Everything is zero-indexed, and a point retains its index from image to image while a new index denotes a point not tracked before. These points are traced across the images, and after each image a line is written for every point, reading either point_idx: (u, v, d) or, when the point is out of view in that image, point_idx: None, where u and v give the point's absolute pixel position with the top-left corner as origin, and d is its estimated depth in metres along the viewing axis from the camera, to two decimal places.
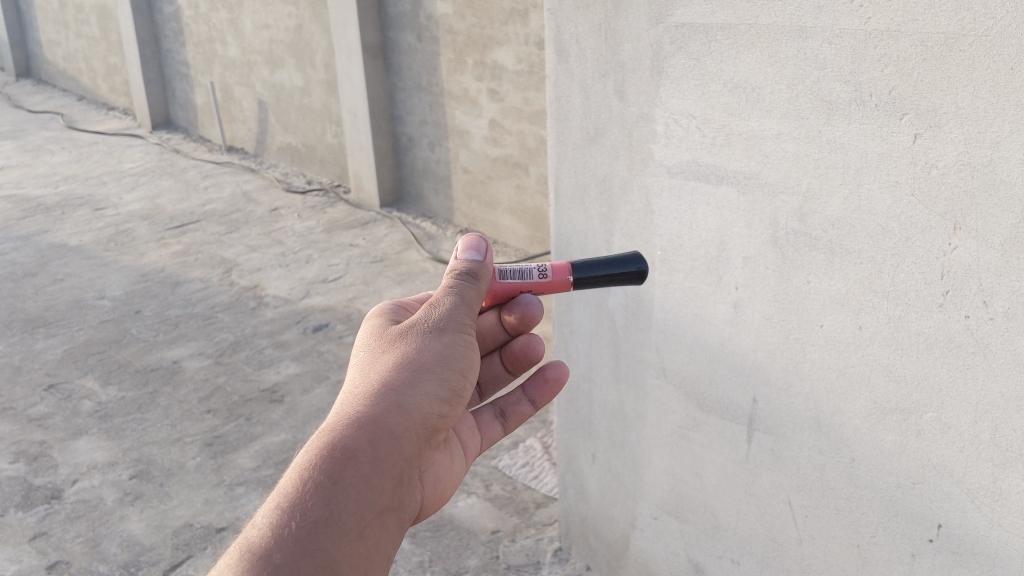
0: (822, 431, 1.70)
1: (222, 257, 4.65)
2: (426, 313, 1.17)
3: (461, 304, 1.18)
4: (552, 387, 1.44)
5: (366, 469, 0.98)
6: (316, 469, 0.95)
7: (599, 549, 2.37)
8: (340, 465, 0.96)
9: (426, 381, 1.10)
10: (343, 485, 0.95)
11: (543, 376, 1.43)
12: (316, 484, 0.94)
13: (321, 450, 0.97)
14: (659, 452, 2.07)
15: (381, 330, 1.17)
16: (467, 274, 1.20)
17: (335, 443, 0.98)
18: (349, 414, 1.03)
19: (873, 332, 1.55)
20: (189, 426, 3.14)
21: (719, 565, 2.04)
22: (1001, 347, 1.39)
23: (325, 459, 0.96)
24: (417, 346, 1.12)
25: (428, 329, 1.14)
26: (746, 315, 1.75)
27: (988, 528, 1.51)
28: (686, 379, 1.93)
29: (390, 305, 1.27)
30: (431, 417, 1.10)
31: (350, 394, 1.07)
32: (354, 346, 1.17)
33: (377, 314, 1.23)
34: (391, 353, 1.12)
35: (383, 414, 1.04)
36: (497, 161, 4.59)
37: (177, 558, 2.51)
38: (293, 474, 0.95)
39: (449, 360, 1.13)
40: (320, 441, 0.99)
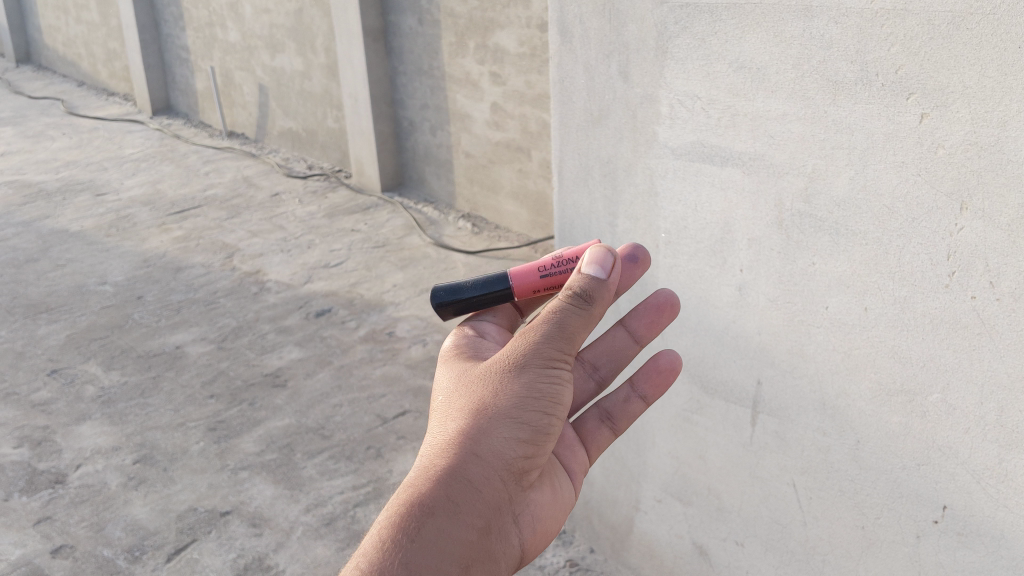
0: (827, 412, 1.70)
1: (223, 243, 4.64)
2: (511, 351, 1.20)
3: (551, 339, 1.19)
4: (663, 378, 1.46)
5: (441, 522, 1.07)
6: (398, 528, 1.05)
7: (603, 532, 2.37)
8: (419, 521, 1.06)
9: (506, 425, 1.16)
10: (421, 539, 1.05)
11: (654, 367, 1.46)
12: (396, 537, 1.04)
13: (401, 506, 1.07)
14: (662, 435, 2.07)
15: (467, 372, 1.24)
16: (572, 301, 1.19)
17: (414, 500, 1.08)
18: (428, 467, 1.12)
19: (879, 314, 1.54)
20: (193, 411, 3.14)
21: (723, 548, 2.04)
22: (1009, 327, 1.39)
23: (403, 515, 1.06)
24: (499, 390, 1.18)
25: (512, 367, 1.18)
26: (751, 297, 1.74)
27: (994, 509, 1.51)
28: (690, 362, 1.93)
29: (468, 341, 1.34)
30: (513, 461, 1.16)
31: (433, 444, 1.16)
32: (440, 388, 1.26)
33: (456, 352, 1.32)
34: (472, 397, 1.19)
35: (460, 464, 1.12)
36: (499, 145, 4.58)
37: (181, 542, 2.52)
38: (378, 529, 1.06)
39: (534, 401, 1.17)
40: (402, 495, 1.09)
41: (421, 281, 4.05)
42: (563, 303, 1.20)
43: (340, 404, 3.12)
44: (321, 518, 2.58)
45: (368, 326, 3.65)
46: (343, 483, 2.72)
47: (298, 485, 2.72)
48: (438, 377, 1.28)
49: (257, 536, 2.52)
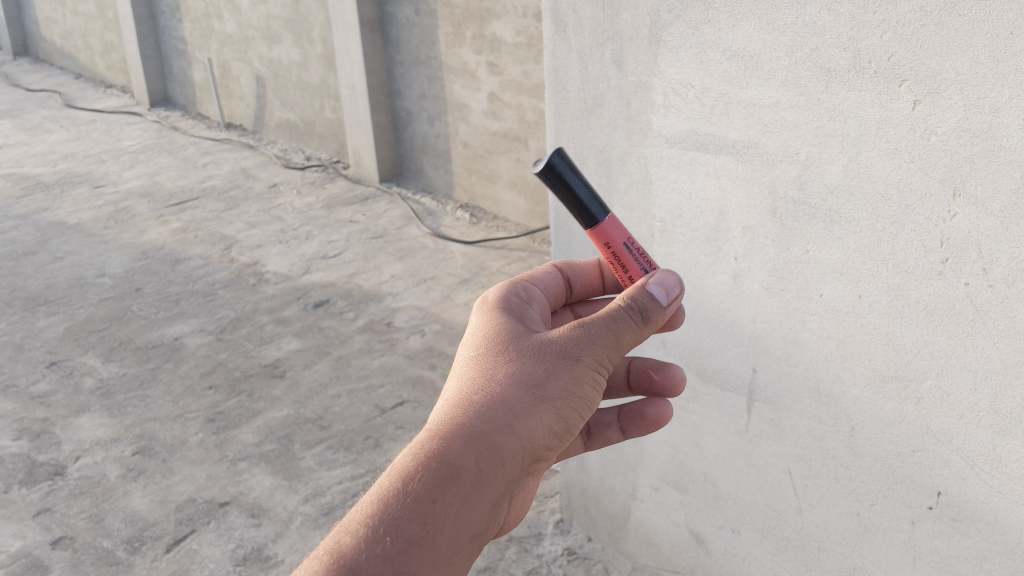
0: (821, 400, 1.70)
1: (221, 234, 4.64)
2: (568, 332, 1.06)
3: (611, 342, 1.06)
4: (647, 427, 1.35)
5: (465, 496, 0.92)
6: (420, 481, 0.90)
7: (601, 520, 2.37)
8: (444, 484, 0.91)
9: (549, 412, 1.02)
10: (441, 509, 0.90)
11: (640, 416, 1.34)
12: (415, 499, 0.89)
13: (426, 463, 0.92)
14: (659, 423, 2.07)
15: (511, 330, 1.08)
16: (635, 312, 1.07)
17: (441, 456, 0.93)
18: (459, 423, 0.97)
19: (873, 301, 1.55)
20: (192, 402, 3.14)
21: (720, 535, 2.04)
22: (1001, 314, 1.39)
23: (428, 475, 0.91)
24: (548, 367, 1.03)
25: (564, 352, 1.04)
26: (746, 285, 1.75)
27: (987, 495, 1.51)
28: (686, 350, 1.93)
29: (511, 295, 1.18)
30: (539, 450, 1.02)
31: (465, 397, 1.00)
32: (477, 333, 1.09)
33: (496, 300, 1.15)
34: (515, 363, 1.04)
35: (496, 435, 0.97)
36: (497, 135, 4.57)
37: (180, 533, 2.53)
38: (396, 482, 0.90)
39: (579, 394, 1.04)
40: (427, 448, 0.94)
41: (419, 271, 4.06)
42: (629, 311, 1.07)
43: (338, 395, 3.12)
44: (320, 508, 2.59)
45: (367, 317, 3.65)
46: (341, 473, 2.72)
47: (297, 475, 2.72)
48: (476, 323, 1.11)
49: (256, 526, 2.53)
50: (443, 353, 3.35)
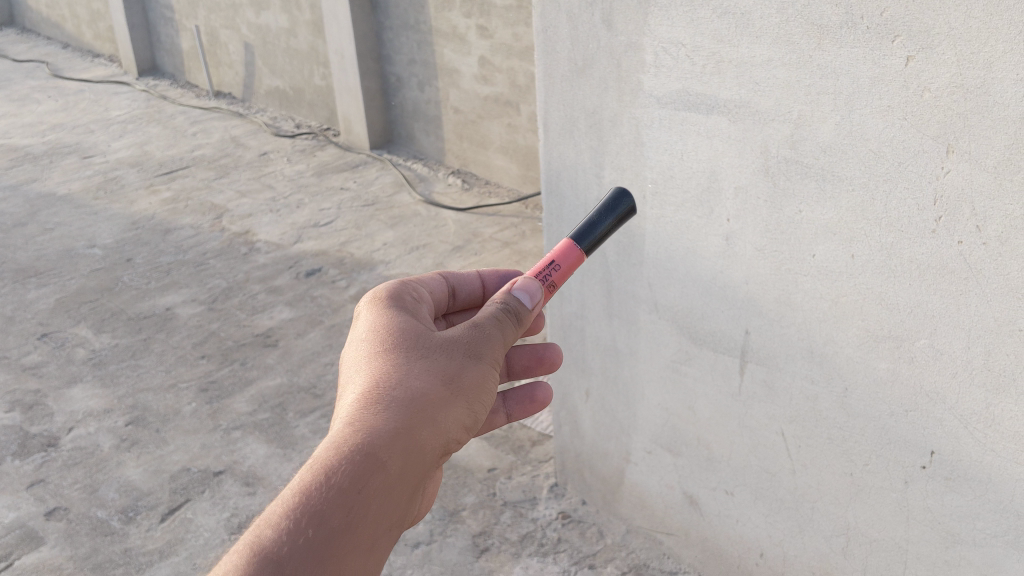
0: (815, 360, 1.69)
1: (212, 203, 4.61)
2: (467, 330, 1.11)
3: (501, 341, 1.13)
4: (534, 406, 1.39)
5: (391, 486, 0.93)
6: (343, 470, 0.91)
7: (594, 485, 2.36)
8: (368, 471, 0.92)
9: (460, 404, 1.05)
10: (366, 499, 0.91)
11: (530, 395, 1.38)
12: (341, 488, 0.90)
13: (351, 454, 0.92)
14: (652, 386, 2.06)
15: (406, 325, 1.11)
16: (511, 314, 1.15)
17: (363, 444, 0.94)
18: (376, 410, 0.98)
19: (866, 261, 1.53)
20: (184, 372, 3.13)
21: (713, 498, 2.04)
22: (994, 272, 1.38)
23: (353, 465, 0.91)
24: (455, 364, 1.07)
25: (467, 350, 1.09)
26: (738, 247, 1.73)
27: (981, 453, 1.51)
28: (678, 314, 1.92)
29: (398, 295, 1.20)
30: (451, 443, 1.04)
31: (377, 390, 1.01)
32: (374, 330, 1.10)
33: (381, 298, 1.17)
34: (420, 357, 1.07)
35: (416, 426, 0.99)
36: (488, 100, 4.53)
37: (175, 502, 2.52)
38: (322, 474, 0.90)
39: (482, 390, 1.08)
40: (349, 438, 0.94)
41: (411, 238, 4.04)
42: (509, 320, 1.15)
43: (331, 363, 3.11)
44: None
45: (359, 285, 3.64)
46: None
47: (291, 444, 2.72)
48: (369, 322, 1.12)
49: (251, 494, 2.53)
50: None
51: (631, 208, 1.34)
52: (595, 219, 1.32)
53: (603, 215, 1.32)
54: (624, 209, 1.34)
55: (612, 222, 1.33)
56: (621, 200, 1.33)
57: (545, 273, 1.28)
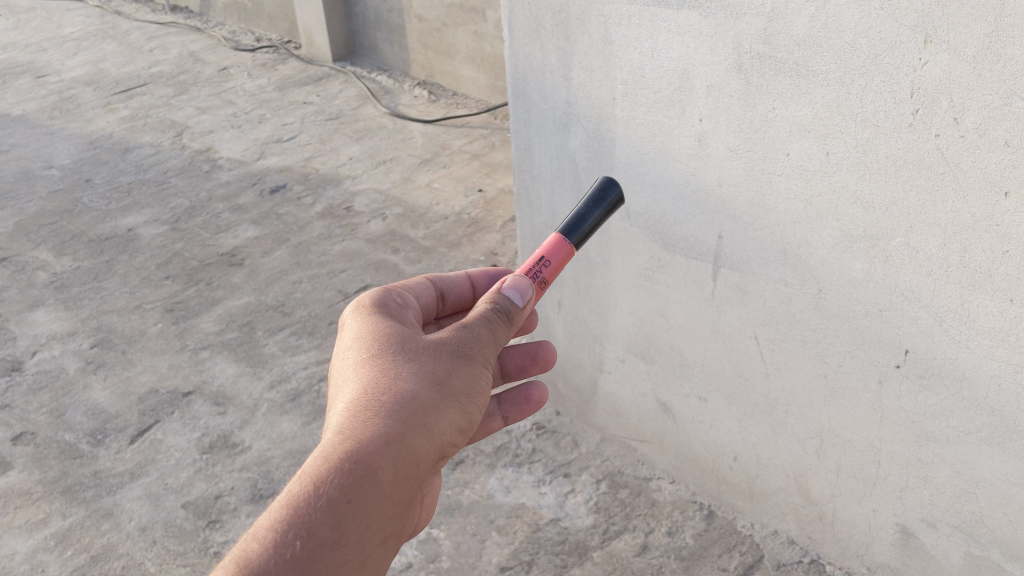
0: (789, 263, 1.66)
1: (171, 121, 4.48)
2: (456, 333, 1.10)
3: (490, 341, 1.11)
4: (531, 406, 1.36)
5: (382, 495, 0.93)
6: (332, 480, 0.91)
7: (568, 395, 2.34)
8: (358, 482, 0.92)
9: (453, 407, 1.04)
10: (356, 506, 0.91)
11: (525, 395, 1.35)
12: (331, 498, 0.90)
13: (340, 463, 0.92)
14: (624, 295, 2.03)
15: (393, 329, 1.11)
16: (500, 313, 1.14)
17: (354, 455, 0.93)
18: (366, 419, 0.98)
19: (841, 158, 1.49)
20: (149, 292, 3.07)
21: (686, 404, 2.03)
22: (972, 165, 1.35)
23: (343, 475, 0.91)
24: (444, 367, 1.06)
25: (456, 352, 1.08)
26: (711, 148, 1.68)
27: (956, 351, 1.50)
28: (650, 220, 1.88)
29: (385, 300, 1.18)
30: (446, 446, 1.04)
31: (366, 397, 1.01)
32: (361, 337, 1.09)
33: (368, 304, 1.17)
34: (409, 361, 1.06)
35: (407, 431, 0.98)
36: (452, 7, 4.41)
37: (144, 423, 2.49)
38: (313, 487, 0.90)
39: (475, 391, 1.08)
40: (338, 448, 0.94)
41: (378, 152, 3.95)
42: (498, 320, 1.14)
43: (299, 281, 3.06)
44: (285, 394, 2.55)
45: (325, 201, 3.57)
46: (305, 358, 2.68)
47: (260, 363, 2.68)
48: (357, 330, 1.11)
49: (221, 413, 2.50)
50: (405, 235, 3.28)
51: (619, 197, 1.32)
52: (584, 210, 1.30)
53: (592, 206, 1.30)
54: (612, 198, 1.32)
55: (602, 213, 1.31)
56: (609, 189, 1.31)
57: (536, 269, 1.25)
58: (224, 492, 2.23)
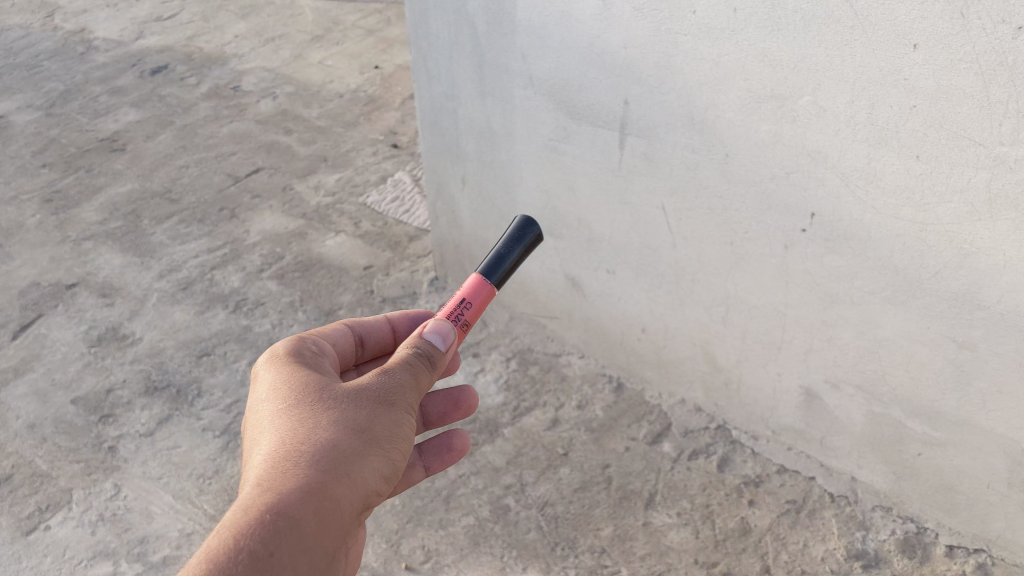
0: (696, 127, 1.62)
1: (40, 0, 4.17)
2: (376, 378, 1.01)
3: (412, 387, 1.03)
4: (454, 454, 1.26)
5: (308, 550, 0.85)
6: (254, 533, 0.82)
7: (475, 275, 2.28)
8: (282, 535, 0.83)
9: (376, 453, 0.96)
10: (280, 562, 0.82)
11: (446, 442, 1.24)
12: (251, 553, 0.81)
13: (260, 516, 0.83)
14: (529, 168, 1.97)
15: (311, 380, 1.02)
16: (422, 358, 1.06)
17: (277, 507, 0.85)
18: (286, 471, 0.89)
19: (749, 14, 1.44)
20: (25, 183, 2.88)
21: (595, 278, 2.00)
22: (881, 18, 1.31)
23: (264, 528, 0.83)
24: (366, 413, 0.98)
25: (378, 398, 0.99)
26: (616, 8, 1.61)
27: (862, 212, 1.49)
28: (554, 88, 1.81)
29: (302, 349, 1.10)
30: (372, 497, 0.95)
31: (285, 451, 0.92)
32: (277, 389, 1.01)
33: (280, 356, 1.07)
34: (327, 410, 0.97)
35: (330, 481, 0.90)
36: None
37: (27, 319, 2.35)
38: (233, 541, 0.81)
39: (398, 437, 0.99)
40: (259, 499, 0.85)
41: (266, 30, 3.75)
42: (419, 366, 1.05)
43: (187, 166, 2.91)
44: (177, 283, 2.43)
45: (211, 82, 3.38)
46: (197, 246, 2.56)
47: (149, 252, 2.55)
48: (271, 380, 1.02)
49: (109, 306, 2.37)
50: (298, 116, 3.14)
51: (541, 235, 1.21)
52: (505, 248, 1.19)
53: (513, 243, 1.20)
54: (534, 236, 1.21)
55: (524, 252, 1.20)
56: (531, 225, 1.20)
57: (455, 314, 1.16)
58: (116, 385, 2.13)
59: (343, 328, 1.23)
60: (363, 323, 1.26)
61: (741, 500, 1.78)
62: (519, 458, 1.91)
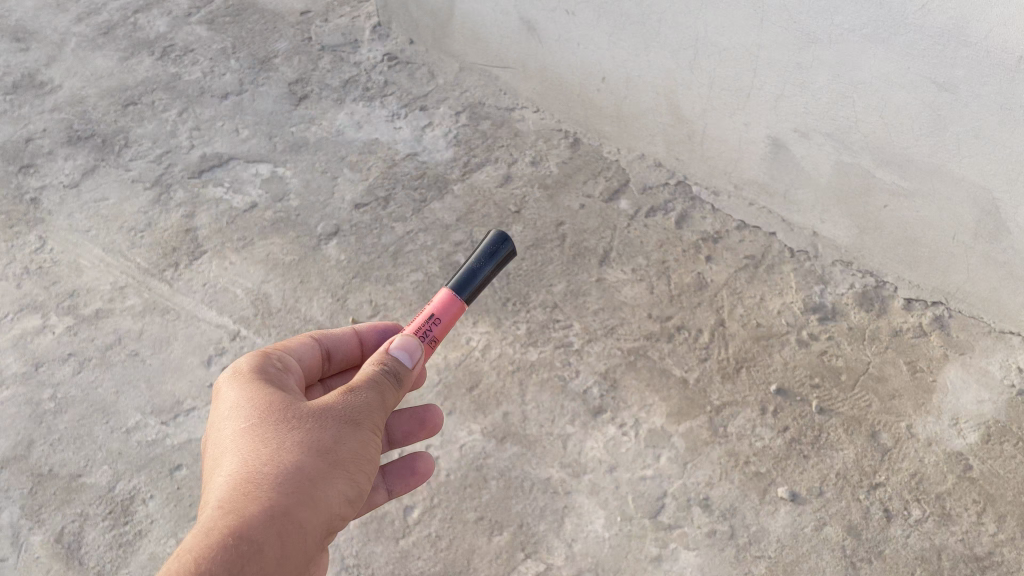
0: None
1: None
2: (341, 394, 0.92)
3: (381, 405, 0.93)
4: (417, 478, 1.14)
5: None
6: (212, 559, 0.74)
7: (422, 19, 2.15)
8: (240, 564, 0.75)
9: (342, 476, 0.87)
10: None
11: (409, 466, 1.13)
12: None
13: (222, 539, 0.76)
14: None
15: (274, 398, 0.93)
16: (392, 374, 0.96)
17: (235, 534, 0.77)
18: (246, 499, 0.81)
19: None
20: None
21: (553, 21, 1.86)
22: None
23: (223, 555, 0.75)
24: (331, 432, 0.88)
25: (343, 413, 0.90)
26: None
27: None
28: None
29: (265, 362, 1.01)
30: (337, 521, 0.87)
31: (244, 476, 0.84)
32: (240, 406, 0.92)
33: (241, 370, 0.98)
34: (291, 430, 0.88)
35: (293, 506, 0.82)
36: None
37: None
38: (189, 565, 0.73)
39: (365, 459, 0.90)
40: (217, 525, 0.78)
41: None
42: (389, 383, 0.95)
43: None
44: (98, 28, 2.26)
45: None
46: None
47: None
48: (232, 393, 0.94)
49: (24, 53, 2.19)
50: None
51: (512, 251, 1.12)
52: (476, 263, 1.10)
53: (485, 259, 1.11)
54: (505, 252, 1.12)
55: (495, 268, 1.11)
56: (504, 246, 1.12)
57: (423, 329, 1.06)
58: (36, 136, 1.98)
59: (309, 345, 1.12)
60: (330, 335, 1.15)
61: (699, 256, 1.71)
62: (470, 215, 1.79)
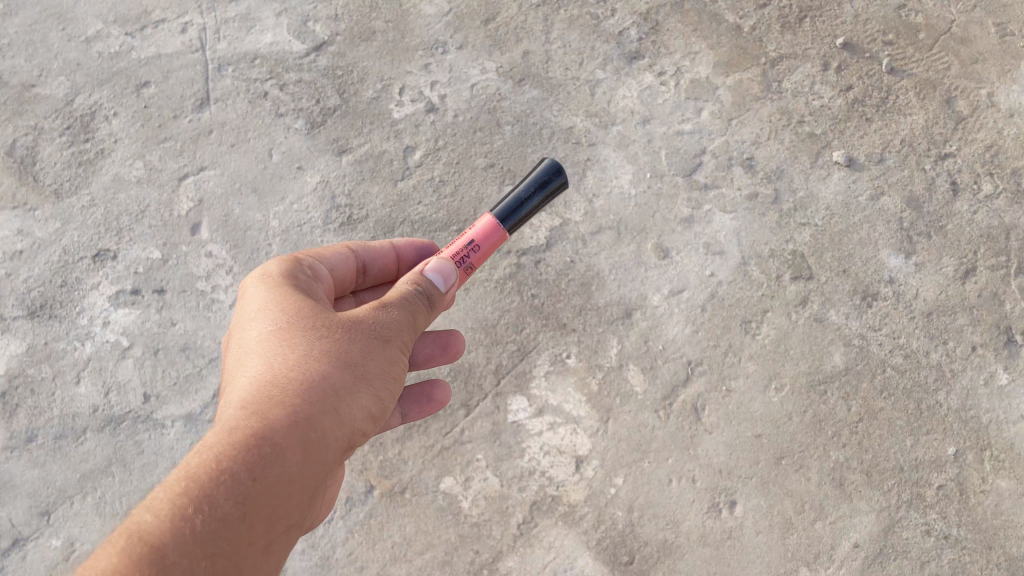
0: None
1: None
2: (369, 309, 0.84)
3: (411, 325, 0.85)
4: (433, 405, 1.01)
5: (284, 489, 0.72)
6: (233, 461, 0.70)
7: None
8: (259, 466, 0.70)
9: (366, 390, 0.80)
10: (257, 496, 0.70)
11: (427, 392, 1.00)
12: (231, 479, 0.69)
13: (244, 440, 0.71)
14: None
15: (303, 303, 0.85)
16: (422, 295, 0.87)
17: (257, 438, 0.72)
18: (272, 403, 0.75)
19: None
20: None
21: None
22: None
23: (243, 457, 0.70)
24: (358, 345, 0.81)
25: (371, 329, 0.82)
26: None
27: None
28: None
29: (297, 266, 0.91)
30: (358, 435, 0.80)
31: (268, 382, 0.77)
32: (268, 307, 0.85)
33: (269, 271, 0.90)
34: (318, 337, 0.81)
35: (315, 413, 0.76)
36: None
37: None
38: (211, 469, 0.69)
39: (390, 375, 0.83)
40: (239, 427, 0.72)
41: None
42: (419, 304, 0.87)
43: None
44: None
45: None
46: None
47: None
48: (260, 295, 0.86)
49: None
50: None
51: (563, 184, 0.94)
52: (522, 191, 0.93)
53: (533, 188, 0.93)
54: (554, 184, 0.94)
55: (544, 200, 0.94)
56: (555, 177, 0.93)
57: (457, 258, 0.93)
58: None
59: (344, 255, 0.98)
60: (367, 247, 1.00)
61: None
62: None
